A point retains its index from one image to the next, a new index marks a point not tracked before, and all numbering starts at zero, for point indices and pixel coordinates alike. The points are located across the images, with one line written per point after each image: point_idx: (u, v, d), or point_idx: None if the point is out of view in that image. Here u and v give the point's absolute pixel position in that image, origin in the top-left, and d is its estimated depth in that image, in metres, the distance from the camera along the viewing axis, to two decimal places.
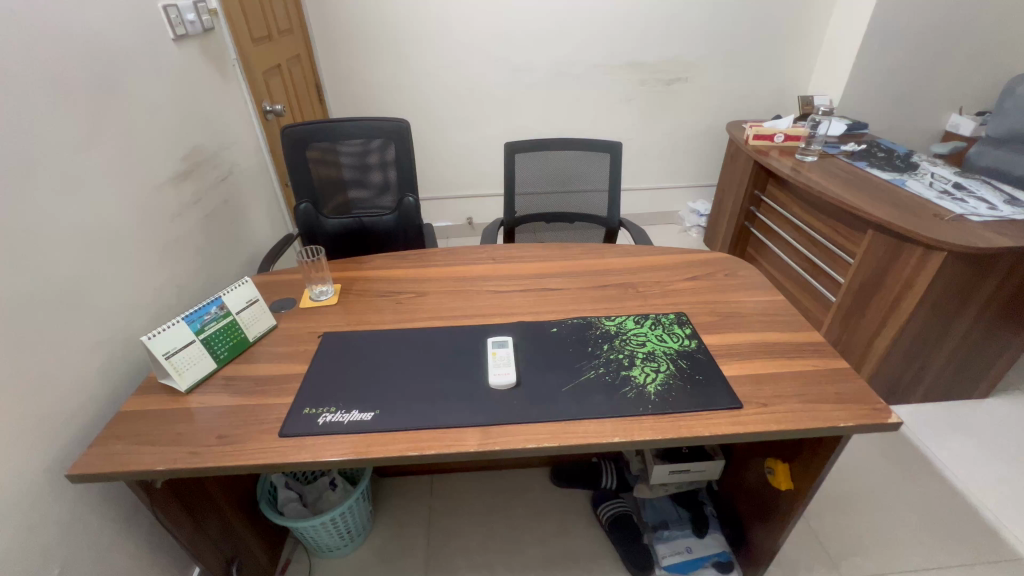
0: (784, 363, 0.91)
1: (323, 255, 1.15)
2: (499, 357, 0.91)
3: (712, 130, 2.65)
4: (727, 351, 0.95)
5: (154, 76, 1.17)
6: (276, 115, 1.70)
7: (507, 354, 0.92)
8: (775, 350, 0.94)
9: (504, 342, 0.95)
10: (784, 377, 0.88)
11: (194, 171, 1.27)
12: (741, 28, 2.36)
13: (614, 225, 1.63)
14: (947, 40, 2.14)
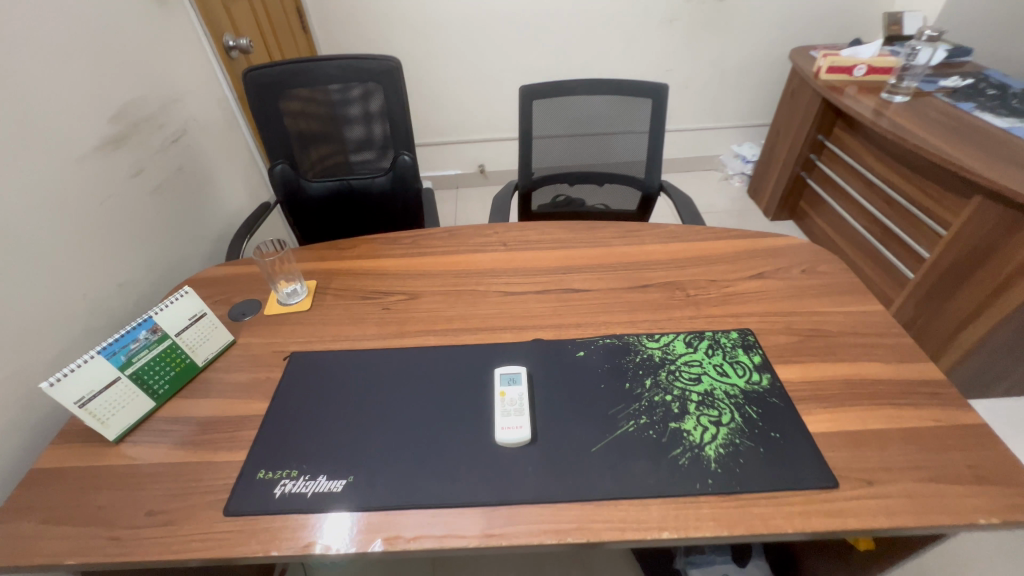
0: (897, 422, 0.67)
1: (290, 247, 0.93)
2: (508, 402, 0.70)
3: (770, 57, 2.22)
4: (811, 392, 0.72)
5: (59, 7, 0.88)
6: (242, 51, 1.38)
7: (521, 396, 0.71)
8: (883, 398, 0.70)
9: (515, 377, 0.73)
10: (901, 446, 0.64)
11: (131, 134, 1.02)
12: None
13: (653, 188, 1.35)
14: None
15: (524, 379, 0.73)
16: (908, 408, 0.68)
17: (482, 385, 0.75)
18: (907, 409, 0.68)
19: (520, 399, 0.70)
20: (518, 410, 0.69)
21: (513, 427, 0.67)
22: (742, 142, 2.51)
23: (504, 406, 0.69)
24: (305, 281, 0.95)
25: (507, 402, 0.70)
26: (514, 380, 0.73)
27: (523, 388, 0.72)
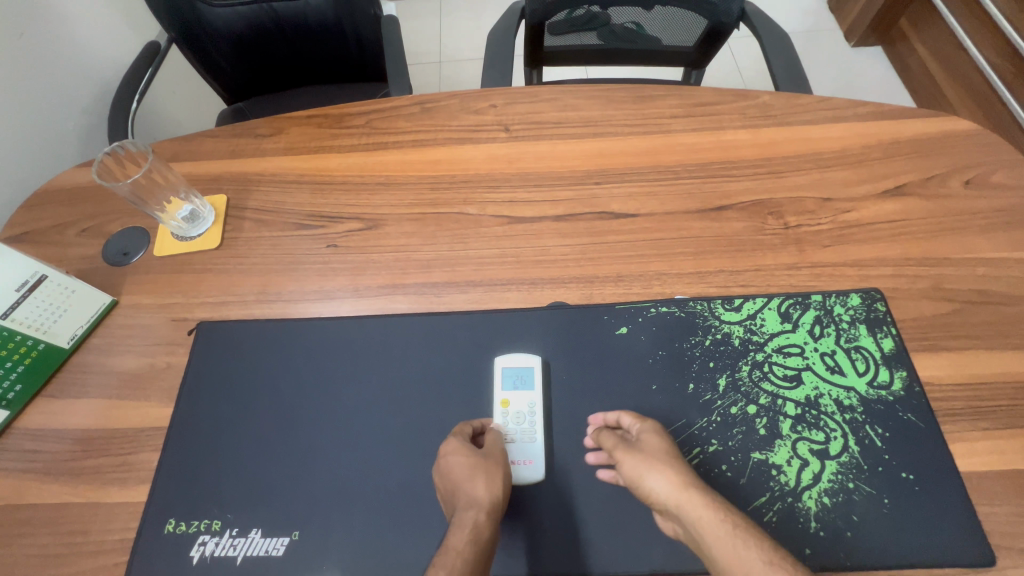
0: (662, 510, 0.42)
1: (125, 146, 0.61)
2: (514, 413, 0.49)
3: None
4: (630, 418, 0.47)
5: None
6: None
7: (531, 408, 0.49)
8: (625, 458, 0.44)
9: (524, 380, 0.50)
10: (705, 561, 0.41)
11: None
12: None
13: (729, 19, 0.91)
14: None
15: (541, 379, 0.51)
16: (696, 480, 0.42)
17: (476, 383, 0.51)
18: (685, 481, 0.41)
19: (532, 414, 0.49)
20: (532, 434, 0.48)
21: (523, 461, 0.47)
22: None
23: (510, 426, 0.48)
24: (208, 197, 0.64)
25: (516, 416, 0.48)
26: (521, 380, 0.50)
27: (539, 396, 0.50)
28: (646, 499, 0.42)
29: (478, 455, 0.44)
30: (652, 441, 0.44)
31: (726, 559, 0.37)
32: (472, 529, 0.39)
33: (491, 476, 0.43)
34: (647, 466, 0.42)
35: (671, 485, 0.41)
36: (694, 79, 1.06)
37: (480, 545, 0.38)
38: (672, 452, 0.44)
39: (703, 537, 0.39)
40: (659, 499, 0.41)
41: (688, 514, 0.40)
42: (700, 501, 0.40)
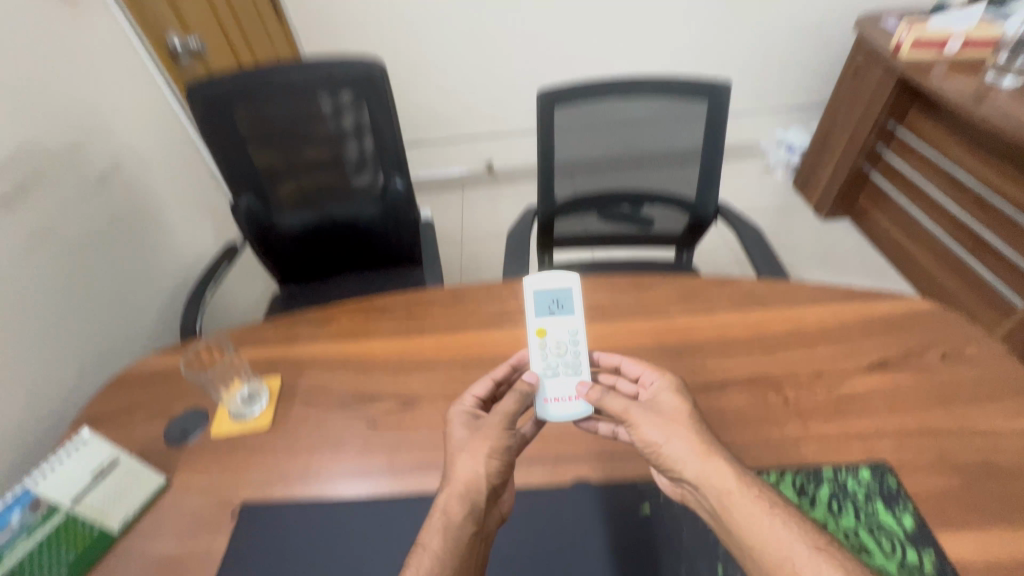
0: (669, 464, 0.52)
1: (203, 343, 0.76)
2: (551, 342, 0.60)
3: (824, 27, 1.89)
4: (658, 382, 0.58)
5: None
6: (194, 55, 1.15)
7: (570, 339, 0.60)
8: (646, 417, 0.54)
9: (562, 308, 0.62)
10: (688, 500, 0.54)
11: (32, 189, 0.79)
12: None
13: (708, 213, 1.10)
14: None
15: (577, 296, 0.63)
16: (711, 442, 0.52)
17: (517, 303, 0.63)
18: (699, 440, 0.52)
19: (573, 341, 0.60)
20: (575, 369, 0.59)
21: (569, 400, 0.58)
22: (786, 127, 2.19)
23: (550, 356, 0.59)
24: (265, 379, 0.73)
25: (557, 348, 0.60)
26: (556, 305, 0.62)
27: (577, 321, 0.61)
28: (667, 467, 0.52)
29: (471, 430, 0.54)
30: (671, 409, 0.55)
31: (738, 523, 0.48)
32: (441, 518, 0.49)
33: (470, 451, 0.52)
34: (669, 432, 0.52)
35: (693, 452, 0.51)
36: (685, 261, 1.21)
37: (446, 537, 0.48)
38: (692, 418, 0.54)
39: (722, 507, 0.49)
40: (677, 462, 0.51)
41: (706, 482, 0.50)
42: (722, 475, 0.49)
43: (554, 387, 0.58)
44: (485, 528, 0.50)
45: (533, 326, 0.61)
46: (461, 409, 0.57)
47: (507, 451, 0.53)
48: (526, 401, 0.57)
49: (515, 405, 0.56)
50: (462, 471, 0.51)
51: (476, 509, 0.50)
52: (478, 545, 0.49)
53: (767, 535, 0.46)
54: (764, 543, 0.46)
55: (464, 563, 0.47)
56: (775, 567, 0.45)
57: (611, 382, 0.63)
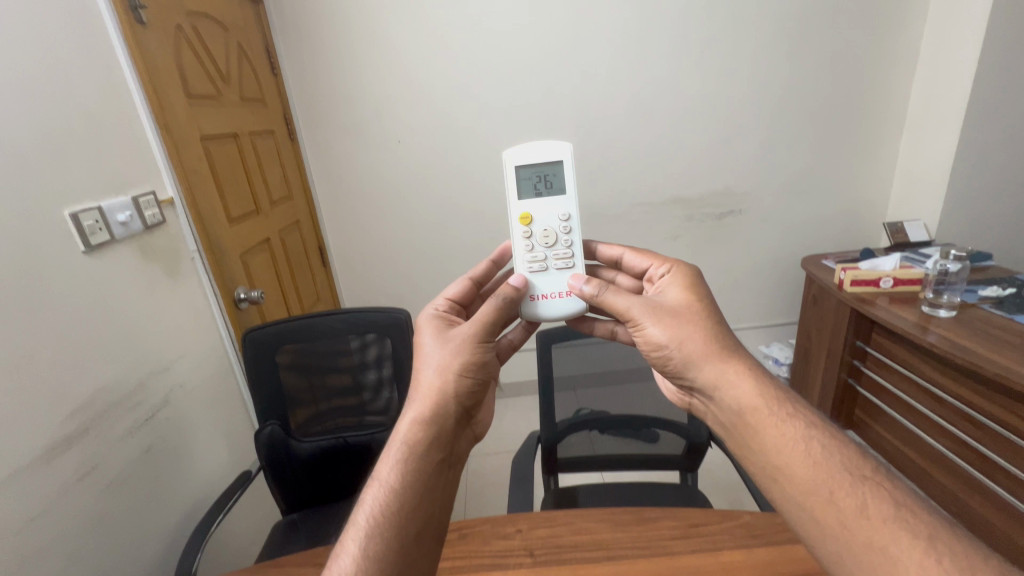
0: (682, 373, 0.70)
1: None
2: (537, 173, 0.86)
3: (779, 265, 2.25)
4: (665, 285, 0.77)
5: (57, 314, 0.85)
6: (251, 301, 1.41)
7: (559, 226, 0.85)
8: (645, 312, 0.72)
9: (550, 191, 0.86)
10: (704, 409, 0.71)
11: (89, 427, 0.89)
12: (801, 152, 2.06)
13: (702, 438, 1.16)
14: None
15: (571, 170, 0.85)
16: (711, 342, 0.69)
17: (510, 185, 0.85)
18: (698, 342, 0.69)
19: (562, 220, 0.86)
20: (567, 261, 0.84)
21: (560, 295, 0.83)
22: (769, 344, 2.38)
23: (544, 263, 0.84)
24: None
25: (549, 249, 0.84)
26: (543, 181, 0.86)
27: (566, 199, 0.86)
28: (670, 349, 0.70)
29: (438, 336, 0.73)
30: (673, 300, 0.74)
31: (734, 395, 0.65)
32: (403, 438, 0.64)
33: (430, 363, 0.70)
34: (673, 321, 0.70)
35: (696, 348, 0.69)
36: (691, 480, 1.23)
37: (410, 451, 0.63)
38: (690, 305, 0.72)
39: (717, 387, 0.67)
40: (676, 341, 0.69)
41: (704, 368, 0.68)
42: (722, 370, 0.67)
43: (542, 285, 0.83)
44: (445, 433, 0.66)
45: (517, 207, 0.86)
46: (434, 333, 0.74)
47: (467, 365, 0.69)
48: (497, 307, 0.74)
49: (478, 323, 0.72)
50: (427, 380, 0.69)
51: (437, 412, 0.66)
52: (435, 446, 0.64)
53: (776, 435, 0.61)
54: (776, 448, 0.60)
55: (415, 473, 0.62)
56: (790, 471, 0.58)
57: (615, 277, 0.91)
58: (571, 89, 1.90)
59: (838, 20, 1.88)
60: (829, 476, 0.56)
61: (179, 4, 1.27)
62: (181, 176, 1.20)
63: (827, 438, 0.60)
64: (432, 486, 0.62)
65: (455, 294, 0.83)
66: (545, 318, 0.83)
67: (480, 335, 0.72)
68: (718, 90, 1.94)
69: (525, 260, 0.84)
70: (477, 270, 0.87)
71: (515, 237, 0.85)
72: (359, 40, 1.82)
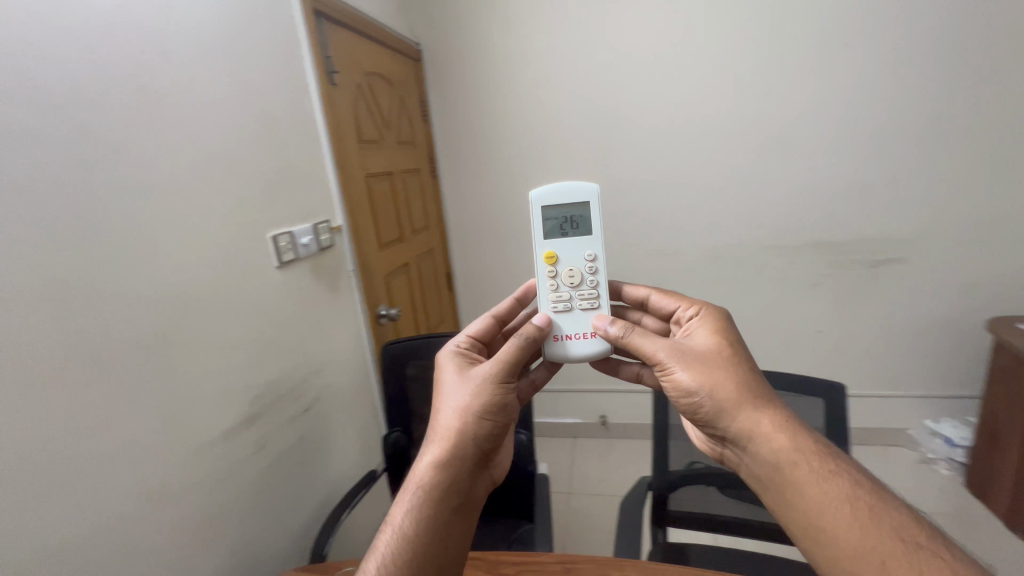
0: (714, 423, 0.71)
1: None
2: (563, 218, 0.88)
3: (956, 325, 1.89)
4: (693, 333, 0.78)
5: (252, 316, 1.05)
6: (389, 318, 1.59)
7: (589, 267, 0.87)
8: (673, 357, 0.73)
9: (576, 231, 0.89)
10: (733, 458, 0.72)
11: (262, 411, 1.08)
12: (992, 193, 1.73)
13: None
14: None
15: (597, 211, 0.88)
16: (744, 392, 0.70)
17: (535, 227, 0.88)
18: (730, 391, 0.70)
19: (588, 261, 0.87)
20: (591, 301, 0.85)
21: (585, 336, 0.84)
22: (939, 418, 1.99)
23: (568, 304, 0.84)
24: None
25: (574, 289, 0.85)
26: (569, 224, 0.89)
27: (592, 240, 0.88)
28: (704, 399, 0.71)
29: (459, 376, 0.76)
30: (703, 348, 0.74)
31: (774, 452, 0.66)
32: (419, 483, 0.68)
33: (450, 404, 0.73)
34: (707, 373, 0.71)
35: (731, 400, 0.70)
36: None
37: (422, 497, 0.67)
38: (722, 355, 0.73)
39: (757, 440, 0.67)
40: (708, 392, 0.70)
41: (745, 421, 0.68)
42: (760, 423, 0.68)
43: (568, 326, 0.84)
44: (461, 478, 0.69)
45: (541, 247, 0.88)
46: (456, 372, 0.77)
47: (485, 409, 0.72)
48: (519, 345, 0.76)
49: (497, 366, 0.74)
50: (442, 424, 0.72)
51: (451, 457, 0.69)
52: (450, 492, 0.68)
53: (819, 496, 0.62)
54: (818, 505, 0.61)
55: (427, 519, 0.66)
56: (837, 533, 0.59)
57: (641, 319, 0.93)
58: (703, 130, 1.86)
59: None
60: (878, 543, 0.57)
61: (361, 67, 1.54)
62: (348, 207, 1.42)
63: (875, 499, 0.61)
64: (446, 531, 0.66)
65: (478, 331, 0.87)
66: (567, 360, 0.83)
67: (501, 376, 0.74)
68: (879, 125, 1.74)
69: (549, 300, 0.85)
70: (500, 308, 0.90)
71: (539, 276, 0.86)
72: (501, 89, 2.00)
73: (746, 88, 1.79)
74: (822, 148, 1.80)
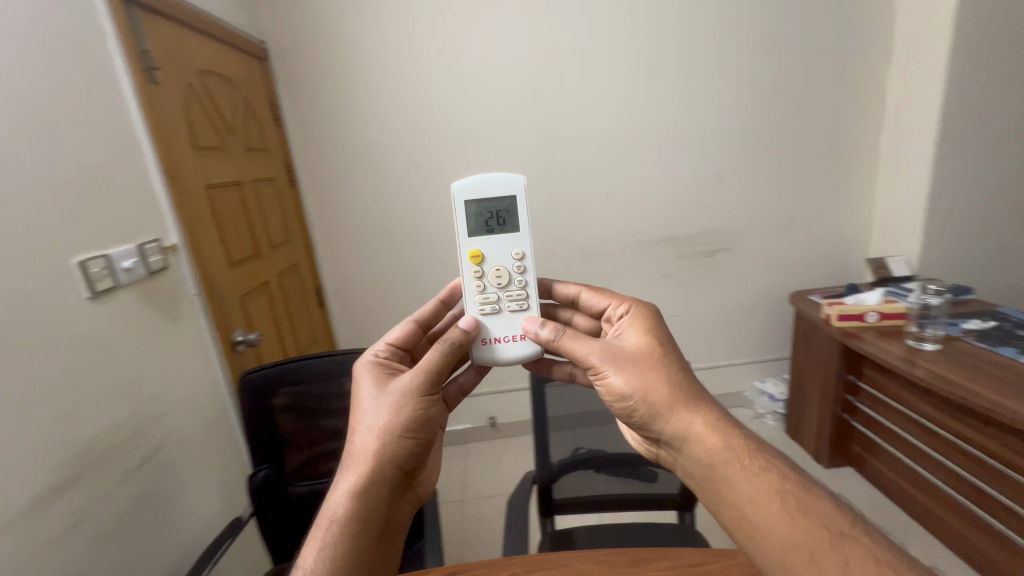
0: (649, 424, 0.72)
1: None
2: (497, 197, 0.87)
3: (768, 299, 2.29)
4: (626, 333, 0.79)
5: (57, 361, 0.86)
6: (250, 343, 1.44)
7: (518, 264, 0.87)
8: (606, 359, 0.74)
9: (504, 226, 0.87)
10: (670, 460, 0.73)
11: (84, 473, 0.90)
12: (783, 186, 2.13)
13: None
14: (1010, 189, 1.94)
15: (523, 207, 0.87)
16: (676, 391, 0.71)
17: (459, 220, 0.86)
18: (662, 391, 0.71)
19: (515, 261, 0.86)
20: (521, 303, 0.85)
21: (514, 337, 0.84)
22: (764, 378, 2.41)
23: (496, 305, 0.84)
24: None
25: (501, 290, 0.85)
26: (495, 206, 0.87)
27: (520, 235, 0.87)
28: (644, 408, 0.71)
29: (374, 391, 0.75)
30: (630, 347, 0.75)
31: (713, 463, 0.65)
32: (340, 509, 0.68)
33: (367, 425, 0.72)
34: (628, 373, 0.72)
35: (669, 406, 0.70)
36: (689, 520, 1.19)
37: (342, 527, 0.67)
38: (654, 355, 0.74)
39: (693, 445, 0.67)
40: (641, 396, 0.71)
41: (684, 431, 0.68)
42: (701, 433, 0.67)
43: (496, 329, 0.83)
44: (376, 506, 0.69)
45: (467, 244, 0.86)
46: (368, 392, 0.76)
47: (401, 429, 0.71)
48: (439, 354, 0.73)
49: (410, 384, 0.73)
50: (353, 448, 0.72)
51: (369, 483, 0.70)
52: (370, 519, 0.69)
53: (752, 495, 0.62)
54: (753, 505, 0.61)
55: (348, 551, 0.66)
56: (774, 534, 0.59)
57: (571, 317, 0.96)
58: (575, 136, 2.00)
59: (806, 58, 1.99)
60: (809, 535, 0.58)
61: (191, 66, 1.36)
62: (186, 222, 1.25)
63: (804, 491, 0.62)
64: (368, 557, 0.68)
65: (401, 339, 0.86)
66: (498, 361, 0.83)
67: (416, 393, 0.72)
68: (701, 131, 2.04)
69: (475, 302, 0.84)
70: (422, 311, 0.89)
71: (463, 272, 0.85)
72: (362, 94, 1.91)
73: (602, 97, 1.97)
74: (662, 149, 2.04)
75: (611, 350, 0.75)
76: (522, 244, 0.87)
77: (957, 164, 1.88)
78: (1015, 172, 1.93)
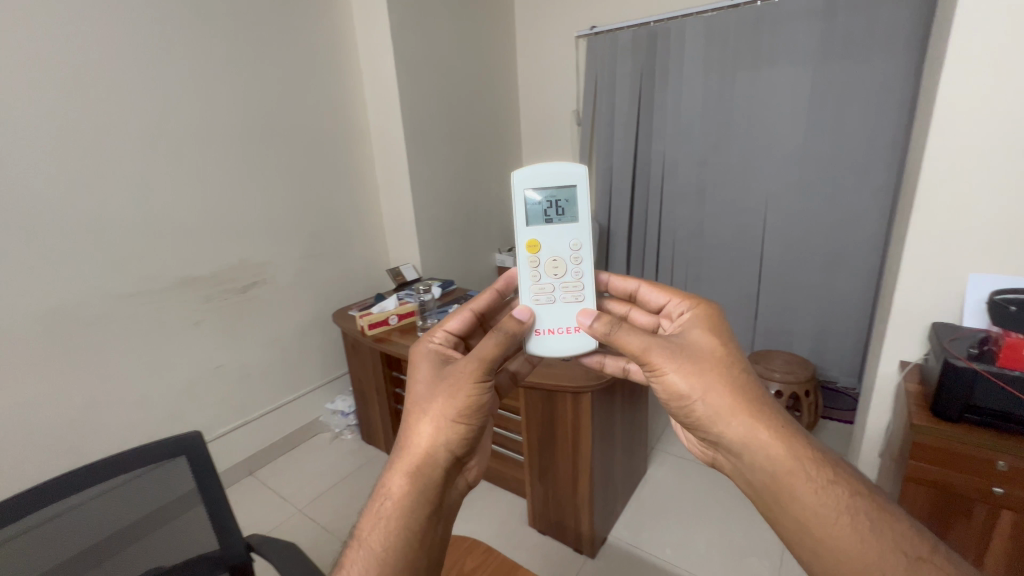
0: (707, 428, 0.68)
1: None
2: (549, 191, 0.94)
3: (319, 322, 2.35)
4: (690, 325, 0.76)
5: None
6: None
7: (570, 255, 0.94)
8: (666, 357, 0.70)
9: (562, 217, 0.95)
10: (722, 465, 0.70)
11: None
12: (303, 215, 2.21)
13: (241, 553, 1.01)
14: (457, 205, 2.75)
15: (582, 198, 0.94)
16: (738, 398, 0.66)
17: (519, 212, 0.94)
18: (725, 396, 0.66)
19: (571, 251, 0.94)
20: (576, 294, 0.92)
21: (569, 328, 0.90)
22: (334, 398, 2.48)
23: (552, 295, 0.91)
24: None
25: (558, 280, 0.92)
26: (556, 197, 0.95)
27: (578, 226, 0.94)
28: (709, 413, 0.67)
29: (432, 372, 0.78)
30: (698, 343, 0.72)
31: (780, 476, 0.61)
32: (388, 492, 0.69)
33: (423, 414, 0.72)
34: (687, 375, 0.68)
35: (732, 415, 0.65)
36: None
37: (387, 511, 0.67)
38: (719, 347, 0.71)
39: (755, 455, 0.63)
40: (693, 397, 0.68)
41: (751, 442, 0.64)
42: (771, 444, 0.63)
43: (549, 321, 0.90)
44: (431, 490, 0.69)
45: (525, 233, 0.94)
46: (417, 378, 0.78)
47: (458, 414, 0.72)
48: (495, 343, 0.76)
49: (464, 369, 0.74)
50: (408, 433, 0.72)
51: (418, 471, 0.70)
52: (421, 507, 0.68)
53: (815, 507, 0.59)
54: (815, 515, 0.58)
55: (404, 533, 0.66)
56: (841, 551, 0.56)
57: (628, 311, 0.97)
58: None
59: (292, 94, 2.10)
60: (883, 557, 0.55)
61: None
62: None
63: (877, 510, 0.58)
64: (426, 538, 0.68)
65: (458, 328, 0.90)
66: (553, 350, 0.89)
67: (472, 381, 0.73)
68: (194, 160, 1.82)
69: (531, 294, 0.91)
70: (479, 301, 0.94)
71: (520, 261, 0.93)
72: None
73: (4, 96, 1.40)
74: (143, 175, 1.69)
75: (681, 344, 0.72)
76: (579, 235, 0.94)
77: (423, 189, 2.49)
78: (458, 195, 2.75)
